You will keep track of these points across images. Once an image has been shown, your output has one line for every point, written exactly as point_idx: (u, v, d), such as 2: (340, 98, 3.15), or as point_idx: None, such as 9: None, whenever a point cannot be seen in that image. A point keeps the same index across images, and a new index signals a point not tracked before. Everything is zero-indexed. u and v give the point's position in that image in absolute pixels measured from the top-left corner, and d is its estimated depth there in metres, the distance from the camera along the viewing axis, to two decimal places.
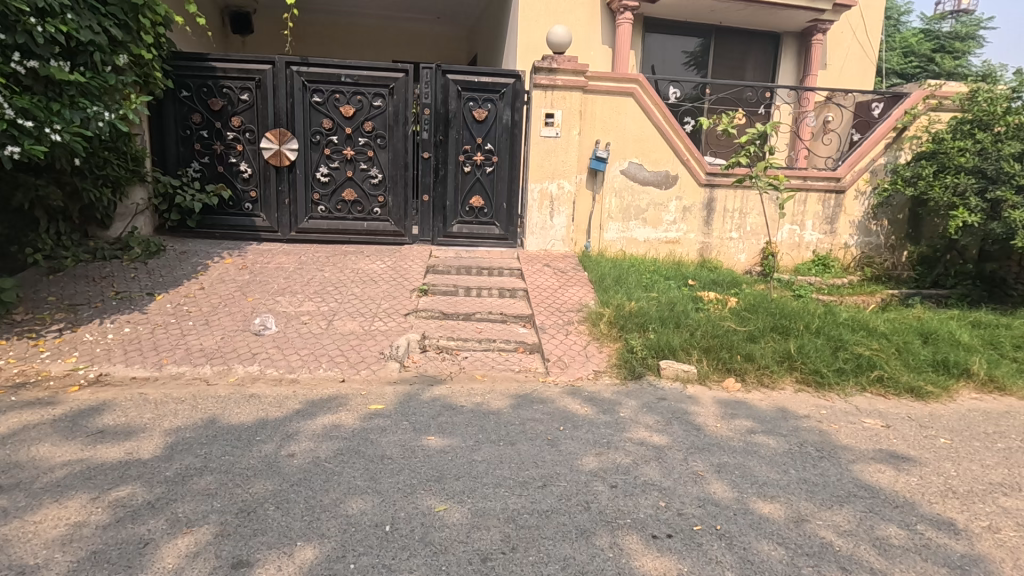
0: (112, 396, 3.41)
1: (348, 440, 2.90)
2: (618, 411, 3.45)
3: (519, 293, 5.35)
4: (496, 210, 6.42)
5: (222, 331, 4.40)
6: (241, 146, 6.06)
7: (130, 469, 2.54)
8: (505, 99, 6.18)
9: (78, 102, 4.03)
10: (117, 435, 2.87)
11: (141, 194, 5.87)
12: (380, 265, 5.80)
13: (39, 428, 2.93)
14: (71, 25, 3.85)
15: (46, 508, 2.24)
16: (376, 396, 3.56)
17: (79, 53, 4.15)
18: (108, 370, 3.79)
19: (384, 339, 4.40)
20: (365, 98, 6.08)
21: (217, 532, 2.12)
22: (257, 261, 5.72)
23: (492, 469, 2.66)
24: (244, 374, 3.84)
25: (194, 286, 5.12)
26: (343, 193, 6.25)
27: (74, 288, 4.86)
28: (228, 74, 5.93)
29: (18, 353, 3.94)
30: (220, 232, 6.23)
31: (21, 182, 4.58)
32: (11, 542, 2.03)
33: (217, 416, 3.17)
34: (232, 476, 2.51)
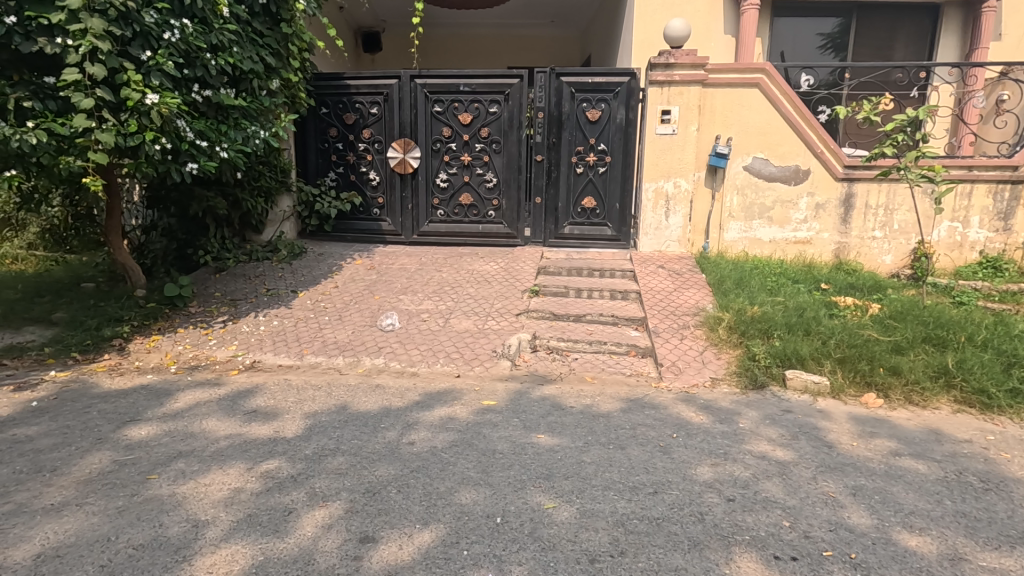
0: (263, 380, 3.88)
1: (462, 433, 3.04)
2: (736, 422, 3.25)
3: (631, 295, 5.26)
4: (609, 210, 6.34)
5: (352, 326, 4.82)
6: (370, 156, 6.58)
7: (277, 445, 2.88)
8: (619, 97, 6.10)
9: (241, 124, 4.66)
10: (268, 415, 3.27)
11: (288, 202, 6.60)
12: (494, 266, 6.00)
13: (208, 404, 3.43)
14: (237, 57, 4.44)
15: (213, 472, 2.61)
16: (489, 392, 3.69)
17: (242, 80, 4.77)
18: (260, 358, 4.32)
19: (497, 338, 4.55)
20: (482, 106, 6.33)
21: (347, 508, 2.33)
22: (383, 262, 6.18)
23: (601, 472, 2.64)
24: (371, 366, 4.18)
25: (330, 285, 5.66)
26: (461, 197, 6.55)
27: (234, 285, 5.60)
28: (359, 90, 6.46)
29: (192, 339, 4.62)
30: (351, 235, 6.82)
31: (197, 195, 5.50)
32: (187, 499, 2.39)
33: (348, 403, 3.48)
34: (360, 459, 2.74)
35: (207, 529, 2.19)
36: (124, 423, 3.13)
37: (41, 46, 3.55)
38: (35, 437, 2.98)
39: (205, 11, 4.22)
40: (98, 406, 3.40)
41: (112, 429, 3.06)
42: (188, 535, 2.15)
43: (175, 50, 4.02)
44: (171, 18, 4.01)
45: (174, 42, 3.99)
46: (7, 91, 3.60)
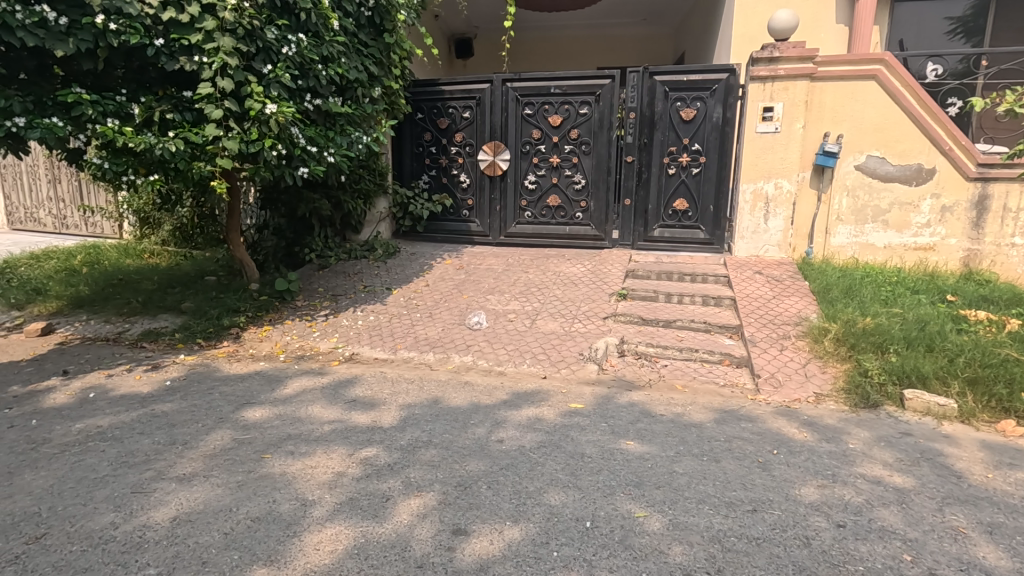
0: (361, 372, 4.11)
1: (549, 434, 3.05)
2: (846, 442, 3.01)
3: (725, 302, 5.02)
4: (702, 212, 6.11)
5: (442, 324, 4.98)
6: (462, 159, 6.77)
7: (375, 434, 3.03)
8: (717, 95, 5.85)
9: (346, 130, 4.98)
10: (366, 405, 3.46)
11: (384, 203, 6.93)
12: (581, 269, 5.96)
13: (313, 392, 3.68)
14: (344, 67, 4.75)
15: (318, 455, 2.80)
16: (575, 395, 3.67)
17: (348, 89, 5.09)
18: (358, 351, 4.58)
19: (583, 341, 4.52)
20: (572, 107, 6.32)
21: (440, 499, 2.41)
22: (472, 262, 6.33)
23: (695, 484, 2.54)
24: (460, 364, 4.30)
25: (421, 283, 5.88)
26: (548, 199, 6.58)
27: (335, 281, 5.98)
28: (453, 95, 6.67)
29: (299, 331, 4.98)
30: (441, 236, 7.05)
31: (304, 197, 5.94)
32: (297, 478, 2.58)
33: (439, 398, 3.60)
34: (452, 452, 2.83)
35: (313, 509, 2.34)
36: (242, 405, 3.44)
37: (181, 64, 3.96)
38: (169, 412, 3.35)
39: (318, 25, 4.54)
40: (220, 388, 3.76)
41: (232, 410, 3.38)
42: (297, 512, 2.32)
43: (291, 63, 4.35)
44: (289, 34, 4.35)
45: (291, 56, 4.32)
46: (153, 106, 4.06)
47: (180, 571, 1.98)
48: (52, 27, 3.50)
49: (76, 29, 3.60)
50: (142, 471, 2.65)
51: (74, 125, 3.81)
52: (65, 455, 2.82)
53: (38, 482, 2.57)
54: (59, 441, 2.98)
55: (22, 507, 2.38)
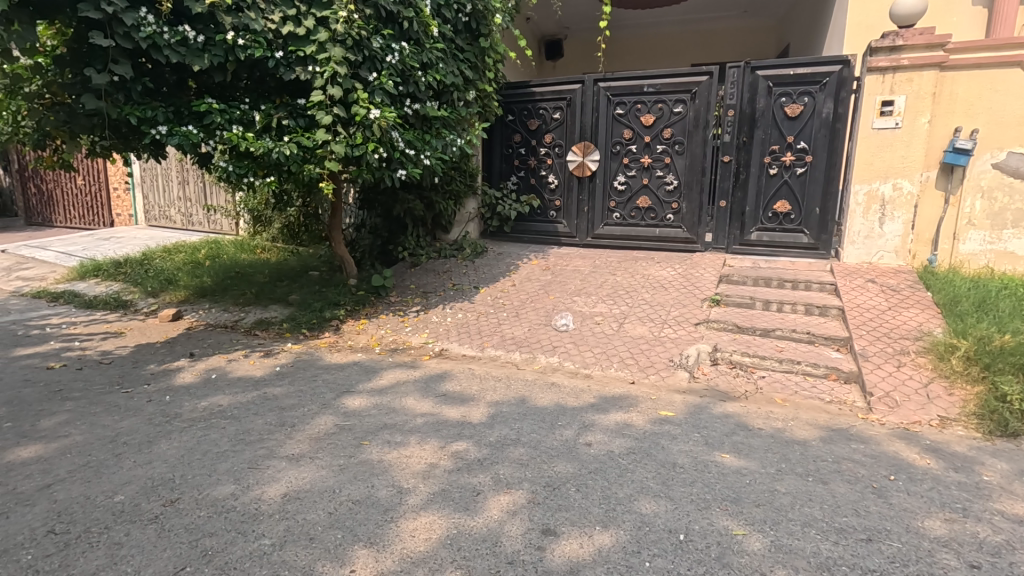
0: (451, 367, 4.23)
1: (639, 441, 2.98)
2: (979, 473, 2.69)
3: (832, 312, 4.66)
4: (806, 215, 5.72)
5: (529, 324, 5.02)
6: (551, 160, 6.77)
7: (465, 429, 3.11)
8: (827, 89, 5.46)
9: (441, 133, 5.15)
10: (456, 400, 3.56)
11: (473, 204, 7.07)
12: (671, 272, 5.76)
13: (407, 384, 3.84)
14: (441, 73, 4.92)
15: (412, 446, 2.91)
16: (665, 402, 3.56)
17: (444, 93, 5.26)
18: (448, 347, 4.73)
19: (674, 347, 4.37)
20: (666, 106, 6.14)
21: (530, 498, 2.43)
22: (558, 263, 6.31)
23: (800, 505, 2.38)
24: (546, 364, 4.32)
25: (508, 283, 5.96)
26: (638, 200, 6.43)
27: (426, 279, 6.20)
28: (544, 97, 6.69)
29: (392, 325, 5.22)
30: (528, 236, 7.09)
31: (400, 198, 6.24)
32: (394, 466, 2.71)
33: (526, 397, 3.63)
34: (540, 452, 2.84)
35: (409, 497, 2.44)
36: (343, 393, 3.66)
37: (297, 74, 4.28)
38: (279, 396, 3.63)
39: (419, 33, 4.73)
40: (323, 375, 4.03)
41: (334, 397, 3.60)
42: (394, 499, 2.42)
43: (394, 70, 4.57)
44: (393, 42, 4.57)
45: (394, 63, 4.54)
46: (271, 113, 4.42)
47: (291, 544, 2.13)
48: (191, 45, 3.90)
49: (210, 45, 3.98)
50: (257, 449, 2.89)
51: (205, 132, 4.23)
52: (194, 429, 3.14)
53: (171, 452, 2.87)
54: (188, 416, 3.32)
55: (159, 472, 2.67)
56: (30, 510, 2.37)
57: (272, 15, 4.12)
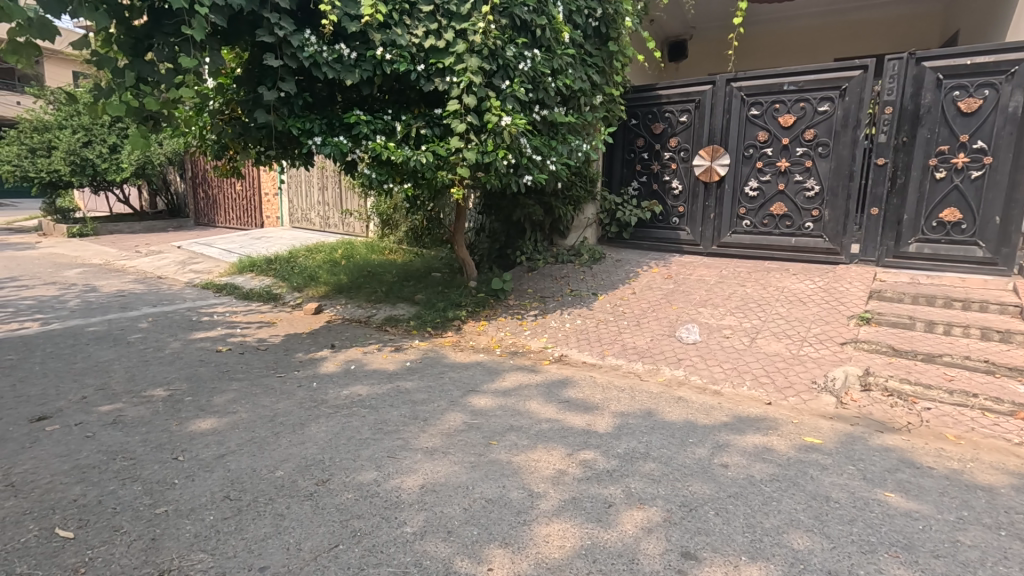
0: (572, 374, 4.21)
1: (783, 468, 2.74)
2: None
3: (1017, 339, 3.99)
4: (982, 224, 4.98)
5: (651, 333, 4.85)
6: (675, 165, 6.51)
7: (591, 438, 3.06)
8: (1015, 80, 4.74)
9: (567, 138, 5.18)
10: (580, 407, 3.52)
11: (591, 210, 6.99)
12: (810, 285, 5.28)
13: (530, 388, 3.87)
14: (571, 78, 4.95)
15: (540, 450, 2.92)
16: (810, 428, 3.25)
17: (571, 99, 5.28)
18: (568, 353, 4.72)
19: (816, 368, 3.99)
20: (809, 105, 5.65)
21: (665, 517, 2.32)
22: (681, 272, 6.03)
23: (992, 563, 2.04)
24: (671, 377, 4.14)
25: (628, 291, 5.80)
26: (772, 207, 5.97)
27: (544, 284, 6.23)
28: (671, 99, 6.46)
29: (512, 328, 5.29)
30: (647, 243, 6.87)
31: (520, 203, 6.35)
32: (524, 469, 2.72)
33: (652, 410, 3.49)
34: (672, 469, 2.71)
35: (540, 501, 2.44)
36: (469, 392, 3.77)
37: (436, 85, 4.51)
38: (410, 390, 3.82)
39: (550, 40, 4.79)
40: (449, 373, 4.19)
41: (462, 395, 3.72)
42: (526, 503, 2.43)
43: (526, 77, 4.67)
44: (525, 50, 4.67)
45: (526, 70, 4.64)
46: (410, 123, 4.69)
47: (431, 535, 2.21)
48: (345, 61, 4.24)
49: (361, 61, 4.31)
50: (394, 439, 3.05)
51: (353, 141, 4.58)
52: (338, 415, 3.40)
53: (319, 435, 3.12)
54: (333, 403, 3.60)
55: (311, 453, 2.91)
56: (210, 476, 2.70)
57: (416, 30, 4.38)
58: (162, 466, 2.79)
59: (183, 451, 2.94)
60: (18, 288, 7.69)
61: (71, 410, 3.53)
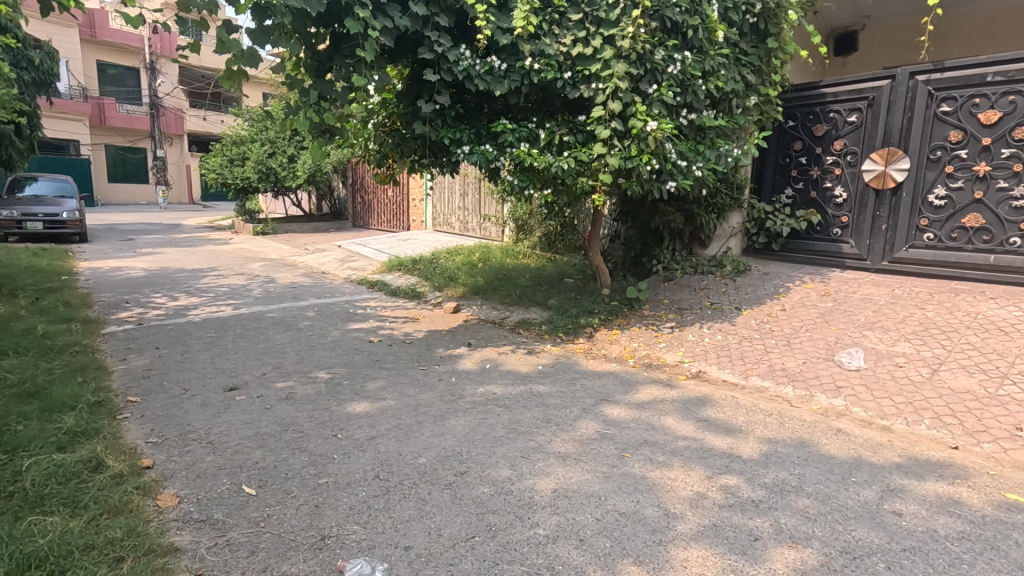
0: (711, 392, 3.97)
1: (976, 526, 2.32)
2: None
3: None
4: None
5: (804, 355, 4.40)
6: (839, 170, 5.86)
7: (734, 462, 2.86)
8: None
9: (716, 143, 4.89)
10: (722, 429, 3.30)
11: (737, 218, 6.54)
12: (1014, 313, 4.42)
13: (667, 403, 3.72)
14: (723, 79, 4.68)
15: (677, 470, 2.78)
16: (1012, 483, 2.72)
17: (722, 101, 4.99)
18: (707, 369, 4.46)
19: (1021, 412, 3.32)
20: (1021, 98, 4.78)
21: (823, 561, 2.08)
22: (842, 289, 5.40)
23: None
24: (828, 406, 3.73)
25: (777, 307, 5.33)
26: (964, 218, 5.12)
27: (681, 295, 5.94)
28: (837, 97, 5.84)
29: (645, 339, 5.13)
30: (801, 256, 6.25)
31: (660, 210, 6.14)
32: (660, 487, 2.61)
33: (806, 440, 3.16)
34: (831, 509, 2.43)
35: (678, 523, 2.33)
36: (601, 401, 3.72)
37: (581, 91, 4.53)
38: (543, 393, 3.87)
39: (703, 40, 4.59)
40: (581, 380, 4.16)
41: (594, 403, 3.69)
42: (662, 522, 2.33)
43: (674, 80, 4.52)
44: (675, 52, 4.53)
45: (675, 74, 4.50)
46: (554, 131, 4.76)
47: (563, 541, 2.22)
48: (495, 73, 4.42)
49: (510, 72, 4.47)
50: (527, 440, 3.11)
51: (499, 150, 4.74)
52: (475, 411, 3.55)
53: (458, 428, 3.28)
54: (470, 399, 3.76)
55: (450, 445, 3.07)
56: (362, 455, 2.96)
57: (564, 39, 4.45)
58: (324, 441, 3.12)
59: (341, 430, 3.27)
60: (216, 277, 9.10)
61: (254, 384, 4.09)
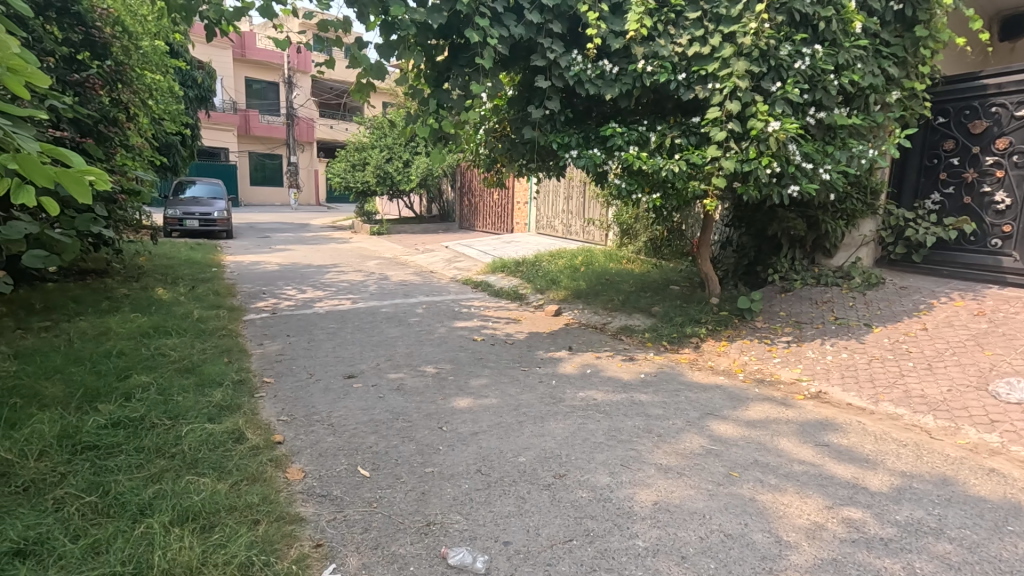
0: (833, 415, 3.65)
1: None
2: None
3: None
4: None
5: (949, 382, 3.89)
6: (1001, 172, 5.12)
7: (860, 494, 2.61)
8: None
9: (848, 143, 4.48)
10: (845, 456, 3.02)
11: (870, 226, 5.91)
12: None
13: (781, 423, 3.47)
14: (860, 73, 4.27)
15: (792, 495, 2.59)
16: None
17: (856, 98, 4.57)
18: (828, 390, 4.10)
19: None
20: None
21: None
22: (1001, 308, 4.70)
23: None
24: (977, 441, 3.27)
25: (916, 325, 4.76)
26: None
27: (800, 307, 5.48)
28: (1002, 89, 5.10)
29: (758, 354, 4.82)
30: (949, 270, 5.54)
31: (778, 216, 5.73)
32: (772, 512, 2.45)
33: (949, 478, 2.80)
34: (980, 559, 2.14)
35: (791, 552, 2.17)
36: (707, 415, 3.57)
37: (696, 92, 4.36)
38: (645, 402, 3.78)
39: (836, 32, 4.24)
40: (686, 392, 4.01)
41: (699, 417, 3.54)
42: (773, 549, 2.19)
43: (801, 77, 4.21)
44: (803, 47, 4.23)
45: (802, 69, 4.20)
46: (666, 133, 4.62)
47: (664, 555, 2.16)
48: (607, 77, 4.39)
49: (622, 75, 4.40)
50: (628, 448, 3.06)
51: (607, 153, 4.68)
52: (574, 416, 3.55)
53: (558, 431, 3.30)
54: (569, 403, 3.77)
55: (549, 446, 3.10)
56: (465, 449, 3.08)
57: (680, 38, 4.32)
58: (431, 432, 3.29)
59: (446, 423, 3.42)
60: (337, 273, 9.90)
61: (369, 373, 4.41)
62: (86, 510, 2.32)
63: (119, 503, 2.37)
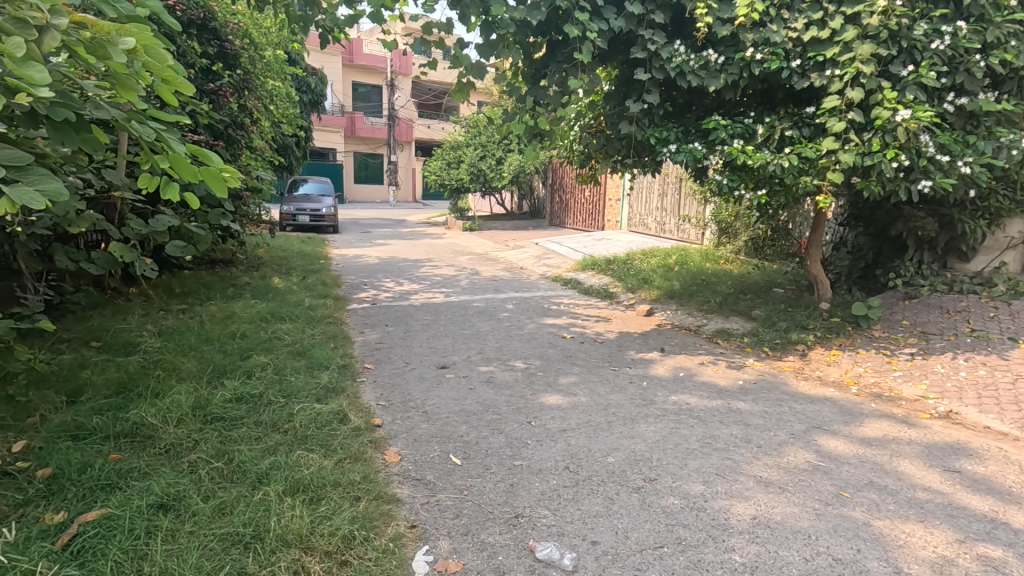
0: (966, 439, 3.24)
1: None
2: None
3: None
4: None
5: None
6: None
7: (999, 530, 2.31)
8: None
9: (995, 132, 3.96)
10: (981, 485, 2.69)
11: (1019, 226, 5.19)
12: None
13: (902, 443, 3.15)
14: (1014, 52, 3.76)
15: (914, 524, 2.34)
16: None
17: (1007, 80, 4.03)
18: (960, 410, 3.65)
19: None
20: None
21: None
22: None
23: None
24: None
25: None
26: None
27: (927, 316, 4.92)
28: None
29: (875, 365, 4.39)
30: None
31: (905, 214, 5.15)
32: (890, 539, 2.23)
33: None
34: None
35: None
36: (814, 428, 3.31)
37: (812, 80, 4.04)
38: (744, 411, 3.58)
39: (985, 7, 3.77)
40: (789, 402, 3.74)
41: (805, 430, 3.29)
42: None
43: (939, 59, 3.78)
44: (943, 25, 3.81)
45: (941, 50, 3.76)
46: (775, 125, 4.33)
47: (763, 573, 2.04)
48: (711, 67, 4.17)
49: (728, 65, 4.16)
50: (724, 458, 2.91)
51: (708, 147, 4.45)
52: (666, 419, 3.43)
53: (648, 434, 3.21)
54: (661, 406, 3.66)
55: (639, 449, 3.02)
56: (554, 445, 3.08)
57: (795, 23, 4.03)
58: (520, 426, 3.33)
59: (534, 418, 3.45)
60: (431, 267, 10.29)
61: (461, 365, 4.54)
62: (214, 474, 2.59)
63: (241, 471, 2.63)
